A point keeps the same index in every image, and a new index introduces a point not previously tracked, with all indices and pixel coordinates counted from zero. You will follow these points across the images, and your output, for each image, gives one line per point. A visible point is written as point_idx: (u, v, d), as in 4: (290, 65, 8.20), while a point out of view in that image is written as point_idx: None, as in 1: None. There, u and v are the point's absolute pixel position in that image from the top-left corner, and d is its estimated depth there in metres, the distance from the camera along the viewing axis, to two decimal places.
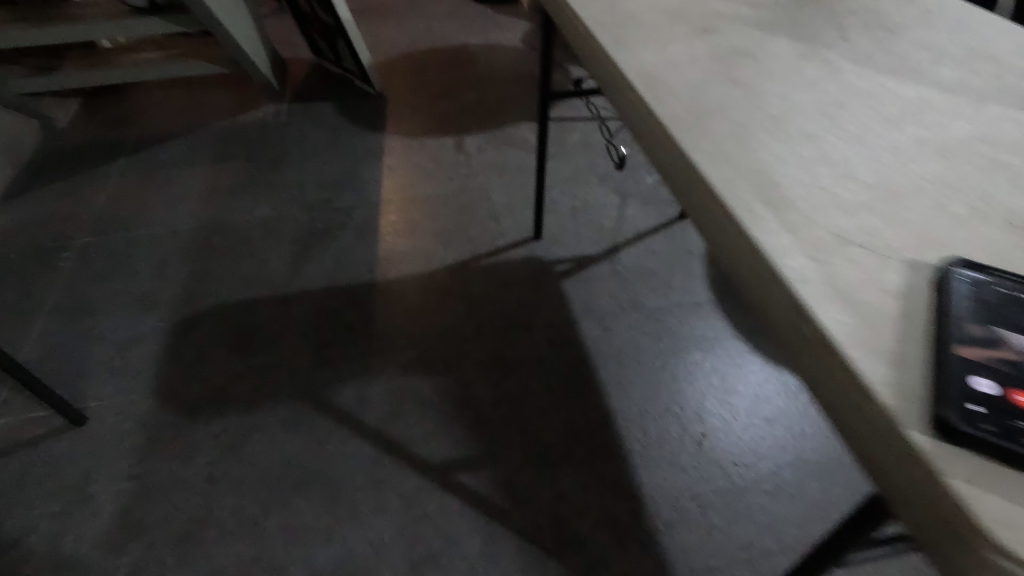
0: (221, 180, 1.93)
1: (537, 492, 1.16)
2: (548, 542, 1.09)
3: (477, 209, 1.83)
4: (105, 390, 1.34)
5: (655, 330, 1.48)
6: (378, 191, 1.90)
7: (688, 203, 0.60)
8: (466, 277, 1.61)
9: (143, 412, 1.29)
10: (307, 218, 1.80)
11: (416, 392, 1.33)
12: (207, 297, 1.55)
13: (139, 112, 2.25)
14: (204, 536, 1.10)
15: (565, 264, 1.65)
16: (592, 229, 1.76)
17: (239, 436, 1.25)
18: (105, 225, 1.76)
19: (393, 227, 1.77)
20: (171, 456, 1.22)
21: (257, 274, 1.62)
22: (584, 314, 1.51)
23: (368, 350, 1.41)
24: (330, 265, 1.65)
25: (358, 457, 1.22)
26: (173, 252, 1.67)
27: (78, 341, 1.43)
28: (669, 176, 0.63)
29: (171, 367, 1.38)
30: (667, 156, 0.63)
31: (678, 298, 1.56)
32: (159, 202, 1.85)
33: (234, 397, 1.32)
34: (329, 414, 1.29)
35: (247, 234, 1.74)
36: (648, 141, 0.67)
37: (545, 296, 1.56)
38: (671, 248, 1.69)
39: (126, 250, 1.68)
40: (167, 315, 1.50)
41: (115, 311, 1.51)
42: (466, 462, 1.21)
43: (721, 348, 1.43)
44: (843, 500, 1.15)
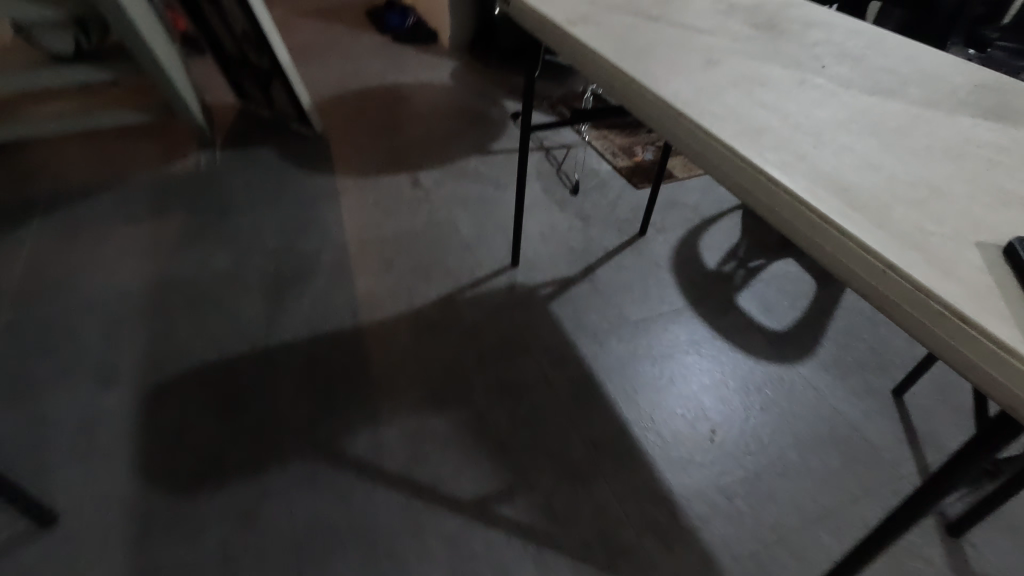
0: (163, 235, 1.77)
1: (579, 510, 1.17)
2: (600, 557, 1.11)
3: (449, 243, 1.83)
4: (76, 480, 1.18)
5: (645, 340, 1.56)
6: (342, 232, 1.84)
7: (766, 214, 0.67)
8: (455, 309, 1.60)
9: (129, 499, 1.15)
10: (272, 266, 1.70)
11: (432, 429, 1.30)
12: (175, 360, 1.41)
13: (46, 168, 2.01)
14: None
15: (548, 288, 1.70)
16: (565, 251, 1.83)
17: (252, 506, 1.15)
18: (32, 296, 1.56)
19: (367, 268, 1.72)
20: (176, 540, 1.10)
21: (228, 329, 1.50)
22: (576, 332, 1.56)
23: (372, 394, 1.36)
24: (308, 311, 1.57)
25: (387, 506, 1.16)
26: (124, 317, 1.51)
27: (29, 430, 1.26)
28: (735, 190, 0.71)
29: (152, 442, 1.24)
30: (733, 173, 0.71)
31: (658, 307, 1.67)
32: (94, 264, 1.66)
33: (234, 464, 1.21)
34: (346, 467, 1.22)
35: (206, 288, 1.61)
36: (704, 160, 0.75)
37: (536, 319, 1.59)
38: (641, 263, 1.80)
39: (64, 321, 1.49)
40: (133, 386, 1.35)
41: (66, 390, 1.34)
42: (500, 493, 1.19)
43: (706, 349, 1.55)
44: (845, 469, 1.27)
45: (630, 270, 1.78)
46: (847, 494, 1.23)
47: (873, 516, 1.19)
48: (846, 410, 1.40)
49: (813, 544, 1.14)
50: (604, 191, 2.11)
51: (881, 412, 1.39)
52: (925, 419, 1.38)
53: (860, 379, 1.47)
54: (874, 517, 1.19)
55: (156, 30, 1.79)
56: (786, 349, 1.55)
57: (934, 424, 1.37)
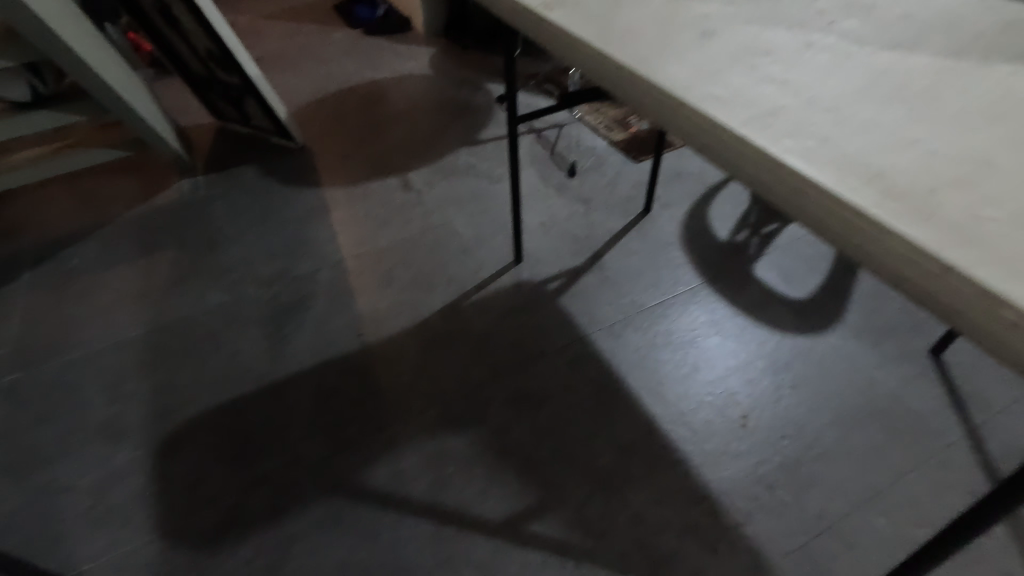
0: (155, 276, 1.72)
1: (615, 520, 1.12)
2: (641, 568, 1.06)
3: (447, 247, 1.76)
4: (96, 547, 1.15)
5: (663, 327, 1.50)
6: (336, 249, 1.78)
7: (797, 211, 0.60)
8: (461, 318, 1.54)
9: (151, 561, 1.12)
10: (268, 295, 1.64)
11: (452, 450, 1.25)
12: (182, 408, 1.38)
13: (28, 219, 1.96)
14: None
15: (556, 282, 1.63)
16: (568, 241, 1.75)
17: (277, 555, 1.12)
18: (29, 357, 1.52)
19: (366, 284, 1.66)
20: None
21: (232, 368, 1.46)
22: (591, 327, 1.50)
23: (387, 421, 1.32)
24: (311, 339, 1.52)
25: (415, 538, 1.12)
26: (125, 368, 1.47)
27: (43, 498, 1.23)
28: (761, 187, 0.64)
29: (169, 499, 1.21)
30: (753, 166, 0.63)
31: (672, 290, 1.59)
32: (88, 316, 1.62)
33: (255, 512, 1.18)
34: (368, 501, 1.18)
35: (205, 326, 1.56)
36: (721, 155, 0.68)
37: (547, 319, 1.53)
38: (649, 244, 1.72)
39: (66, 379, 1.46)
40: (144, 440, 1.32)
41: (75, 454, 1.30)
42: (530, 510, 1.15)
43: (727, 329, 1.48)
44: (889, 444, 1.21)
45: (638, 253, 1.70)
46: (894, 471, 1.17)
47: (924, 491, 1.13)
48: (882, 379, 1.32)
49: (863, 529, 1.09)
50: (602, 169, 2.01)
51: (920, 376, 1.32)
52: (968, 378, 1.31)
53: (892, 343, 1.40)
54: (924, 492, 1.13)
55: (115, 64, 1.72)
56: (812, 318, 1.47)
57: (979, 383, 1.30)
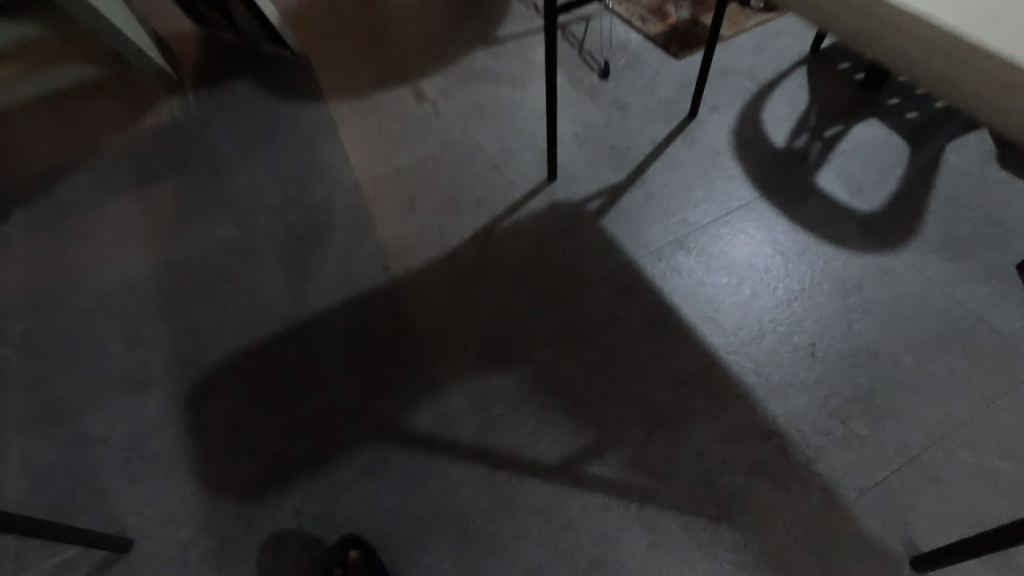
0: (158, 210, 1.58)
1: (678, 459, 1.06)
2: (709, 509, 1.00)
3: (472, 166, 1.59)
4: (139, 500, 1.12)
5: (717, 248, 1.37)
6: (350, 173, 1.62)
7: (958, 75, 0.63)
8: (496, 245, 1.41)
9: (198, 513, 1.09)
10: (283, 227, 1.51)
11: (498, 390, 1.18)
12: (208, 352, 1.30)
13: (8, 147, 1.77)
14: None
15: (596, 201, 1.48)
16: (606, 154, 1.58)
17: (327, 503, 1.07)
18: (39, 304, 1.43)
19: (387, 211, 1.51)
20: (256, 550, 1.04)
21: (254, 307, 1.36)
22: (637, 251, 1.38)
23: (425, 361, 1.23)
24: (335, 274, 1.40)
25: (469, 483, 1.07)
26: (142, 313, 1.38)
27: (77, 451, 1.19)
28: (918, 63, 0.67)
29: (207, 448, 1.16)
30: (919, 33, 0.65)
31: (725, 205, 1.44)
32: (94, 258, 1.50)
33: (299, 460, 1.13)
34: (414, 445, 1.12)
35: (220, 264, 1.45)
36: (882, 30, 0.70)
37: (589, 243, 1.39)
38: (697, 153, 1.55)
39: (82, 325, 1.38)
40: (172, 388, 1.25)
41: (104, 405, 1.24)
42: (587, 451, 1.08)
43: (788, 247, 1.35)
44: (973, 370, 1.11)
45: (685, 165, 1.53)
46: (978, 400, 1.08)
47: (1011, 421, 1.05)
48: (964, 299, 1.21)
49: (947, 463, 1.02)
50: (639, 68, 1.78)
51: (1008, 295, 1.20)
52: None
53: (976, 258, 1.26)
54: (1012, 422, 1.05)
55: None
56: (884, 232, 1.33)
57: None
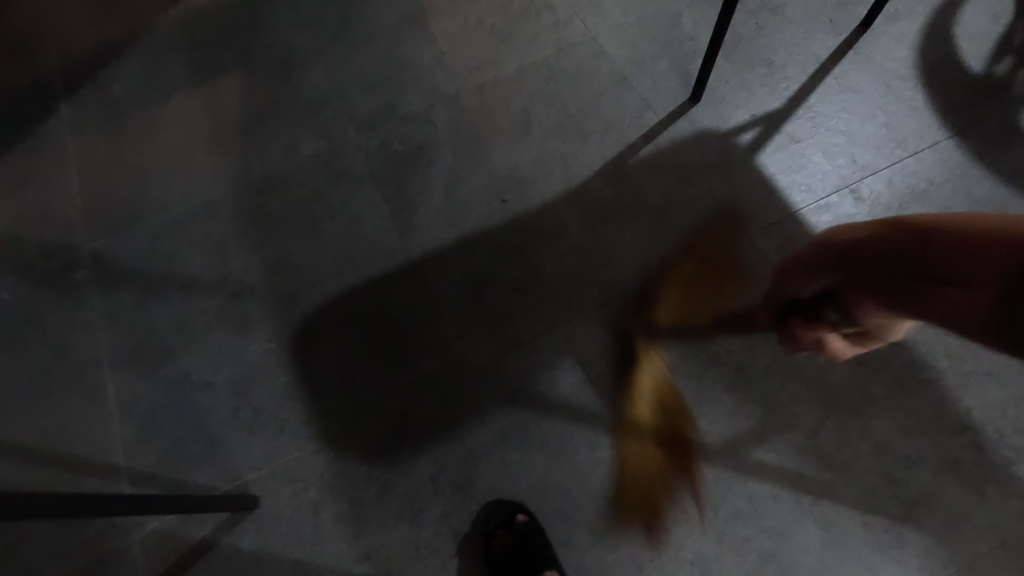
0: (223, 109, 1.33)
1: (859, 452, 0.97)
2: (892, 508, 0.94)
3: (597, 76, 1.31)
4: (258, 454, 1.04)
5: (897, 200, 1.16)
6: (445, 75, 1.33)
7: None
8: (632, 181, 1.20)
9: (324, 472, 1.02)
10: (373, 142, 1.28)
11: (646, 357, 1.06)
12: (308, 292, 1.15)
13: (29, 18, 1.43)
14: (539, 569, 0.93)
15: (749, 130, 1.23)
16: (763, 69, 1.29)
17: (464, 470, 1.00)
18: (104, 219, 1.24)
19: (498, 130, 1.27)
20: (394, 517, 0.99)
21: (354, 242, 1.19)
22: (801, 199, 1.17)
23: (559, 317, 1.09)
24: (443, 205, 1.21)
25: (620, 460, 1.00)
26: (223, 238, 1.21)
27: (181, 395, 1.09)
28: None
29: (325, 400, 1.07)
30: None
31: (909, 144, 1.20)
32: (157, 166, 1.28)
33: (428, 421, 1.04)
34: (556, 414, 1.03)
35: (306, 184, 1.25)
36: None
37: (744, 184, 1.18)
38: (877, 74, 1.26)
39: (159, 249, 1.21)
40: (274, 332, 1.12)
41: (201, 345, 1.12)
42: (754, 434, 0.99)
43: (983, 204, 1.14)
44: None
45: (860, 88, 1.26)
46: None
47: None
48: None
49: None
50: None
51: None
52: None
53: None
54: None
55: None
56: None
57: None
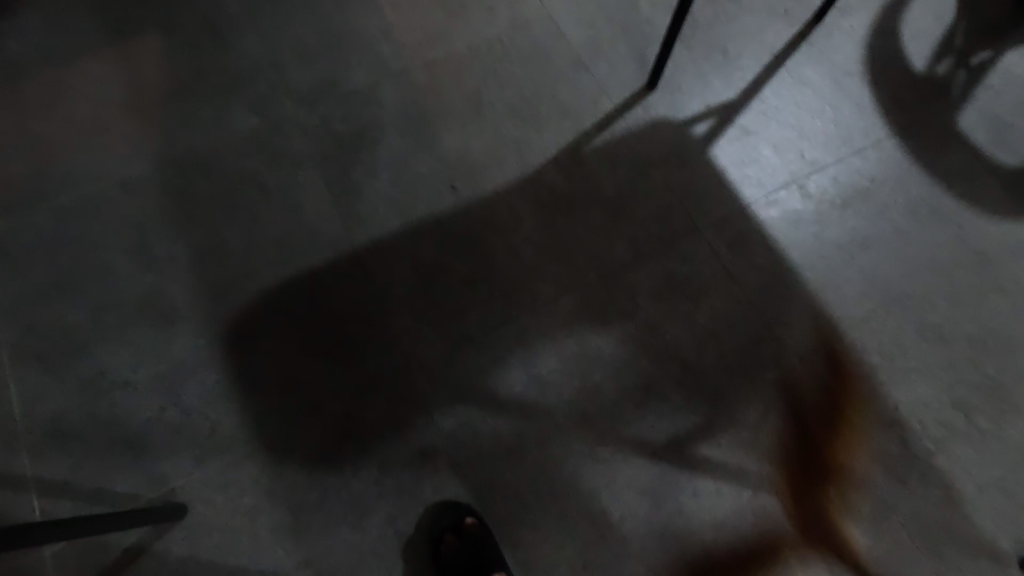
0: (141, 76, 1.19)
1: (796, 448, 1.01)
2: (826, 501, 0.99)
3: (553, 58, 1.25)
4: (187, 459, 0.97)
5: (844, 196, 1.17)
6: (392, 49, 1.24)
7: None
8: (587, 171, 1.16)
9: (262, 477, 0.97)
10: (313, 121, 1.18)
11: (598, 354, 1.05)
12: (242, 283, 1.07)
13: None
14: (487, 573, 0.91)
15: (705, 122, 1.22)
16: (720, 58, 1.27)
17: (410, 472, 0.97)
18: (2, 198, 1.10)
19: (449, 112, 1.20)
20: (337, 522, 0.95)
21: (292, 229, 1.11)
22: (753, 193, 1.17)
23: (510, 313, 1.06)
24: (389, 191, 1.14)
25: (570, 458, 0.99)
26: (144, 222, 1.10)
27: (99, 396, 1.00)
28: None
29: (261, 400, 1.00)
30: None
31: (857, 142, 1.21)
32: (64, 139, 1.15)
33: (373, 421, 1.00)
34: (506, 412, 1.01)
35: (239, 165, 1.15)
36: None
37: (698, 177, 1.17)
38: (829, 69, 1.27)
39: (69, 233, 1.09)
40: (205, 327, 1.04)
41: (121, 340, 1.03)
42: (700, 430, 1.01)
43: (923, 202, 1.17)
44: None
45: (813, 83, 1.26)
46: None
47: None
48: None
49: None
50: None
51: None
52: None
53: None
54: None
55: None
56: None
57: None
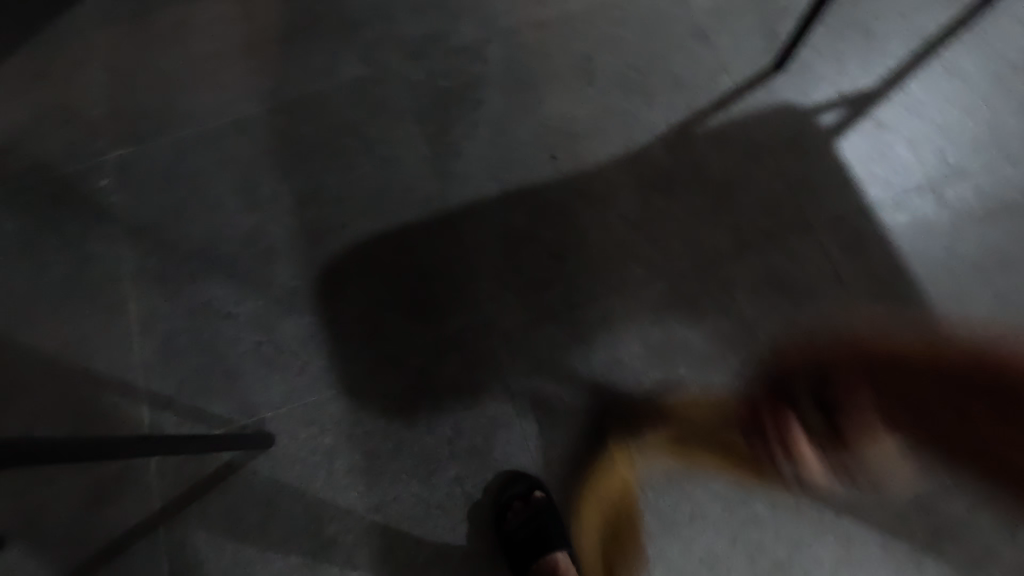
0: (262, 18, 1.22)
1: (891, 475, 0.94)
2: (916, 534, 0.92)
3: (673, 27, 1.18)
4: (275, 394, 1.02)
5: (986, 207, 1.05)
6: (505, 6, 1.21)
7: None
8: (696, 152, 1.10)
9: (342, 421, 1.01)
10: (419, 74, 1.17)
11: (685, 346, 1.00)
12: (338, 231, 1.09)
13: None
14: (552, 545, 0.93)
15: (834, 110, 1.11)
16: (860, 41, 1.15)
17: (482, 436, 0.99)
18: (128, 127, 1.16)
19: (556, 76, 1.16)
20: (408, 474, 0.98)
21: (389, 183, 1.11)
22: (878, 194, 1.06)
23: (597, 292, 1.03)
24: (488, 153, 1.12)
25: (643, 448, 0.97)
26: (254, 162, 1.14)
27: (202, 324, 1.06)
28: None
29: (346, 347, 1.04)
30: None
31: (1011, 149, 1.08)
32: (188, 74, 1.19)
33: (451, 382, 1.01)
34: (582, 392, 0.99)
35: (345, 112, 1.16)
36: None
37: (818, 170, 1.08)
38: (987, 63, 1.13)
39: (186, 165, 1.14)
40: (300, 269, 1.08)
41: (225, 273, 1.08)
42: (787, 442, 0.96)
43: None
44: None
45: (967, 77, 1.12)
46: None
47: None
48: None
49: None
50: None
51: None
52: None
53: None
54: None
55: None
56: None
57: None
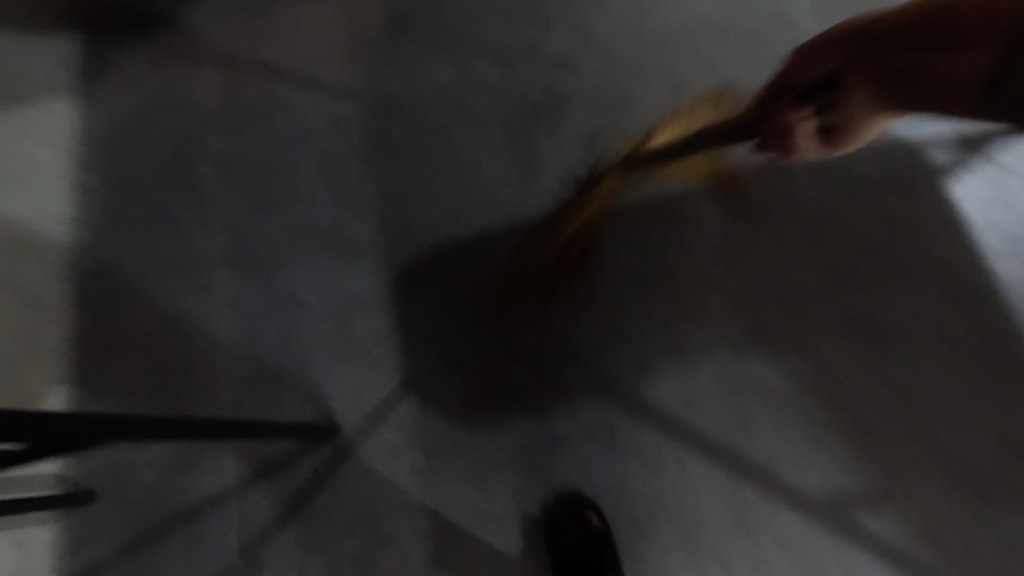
0: (360, 17, 1.25)
1: (967, 541, 0.91)
2: None
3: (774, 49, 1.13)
4: (346, 386, 1.06)
5: None
6: (600, 18, 1.19)
7: None
8: (792, 180, 1.04)
9: (407, 420, 1.03)
10: (509, 84, 1.18)
11: (761, 383, 0.97)
12: (418, 234, 1.12)
13: None
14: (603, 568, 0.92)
15: (948, 147, 1.03)
16: None
17: (543, 452, 0.99)
18: (230, 116, 1.22)
19: (646, 94, 1.14)
20: (467, 480, 0.99)
21: (471, 190, 1.13)
22: (987, 238, 1.00)
23: (672, 318, 1.01)
24: (572, 168, 1.12)
25: (706, 484, 0.95)
26: (344, 160, 1.18)
27: (283, 311, 1.11)
28: None
29: (417, 348, 1.06)
30: None
31: None
32: (288, 69, 1.24)
33: (517, 393, 1.01)
34: (648, 419, 0.98)
35: (433, 117, 1.18)
36: None
37: (923, 211, 1.01)
38: None
39: (281, 158, 1.19)
40: (379, 267, 1.11)
41: (309, 265, 1.13)
42: (862, 498, 0.93)
43: None
44: None
45: None
46: None
47: None
48: None
49: None
50: None
51: None
52: None
53: None
54: None
55: None
56: None
57: None
